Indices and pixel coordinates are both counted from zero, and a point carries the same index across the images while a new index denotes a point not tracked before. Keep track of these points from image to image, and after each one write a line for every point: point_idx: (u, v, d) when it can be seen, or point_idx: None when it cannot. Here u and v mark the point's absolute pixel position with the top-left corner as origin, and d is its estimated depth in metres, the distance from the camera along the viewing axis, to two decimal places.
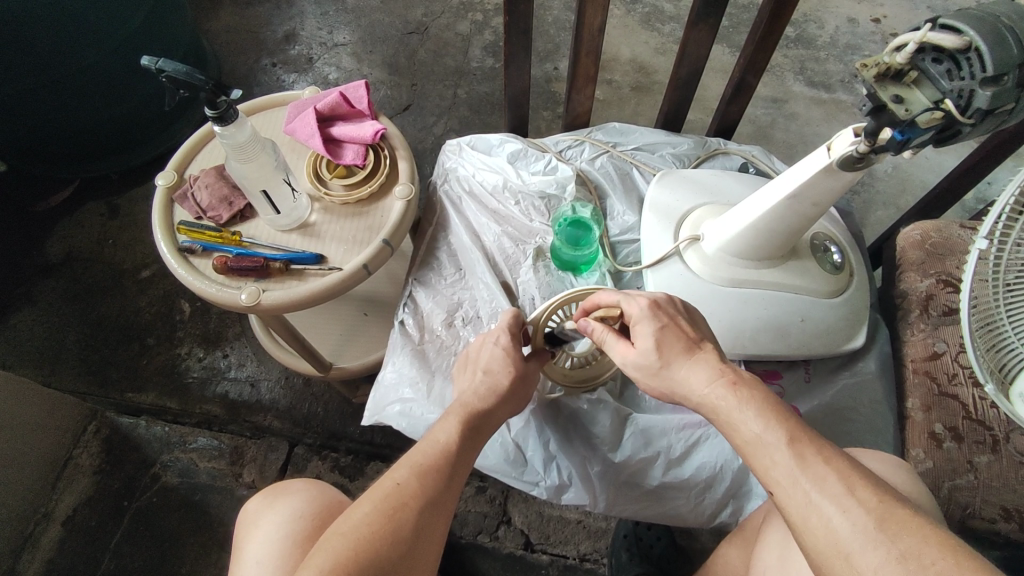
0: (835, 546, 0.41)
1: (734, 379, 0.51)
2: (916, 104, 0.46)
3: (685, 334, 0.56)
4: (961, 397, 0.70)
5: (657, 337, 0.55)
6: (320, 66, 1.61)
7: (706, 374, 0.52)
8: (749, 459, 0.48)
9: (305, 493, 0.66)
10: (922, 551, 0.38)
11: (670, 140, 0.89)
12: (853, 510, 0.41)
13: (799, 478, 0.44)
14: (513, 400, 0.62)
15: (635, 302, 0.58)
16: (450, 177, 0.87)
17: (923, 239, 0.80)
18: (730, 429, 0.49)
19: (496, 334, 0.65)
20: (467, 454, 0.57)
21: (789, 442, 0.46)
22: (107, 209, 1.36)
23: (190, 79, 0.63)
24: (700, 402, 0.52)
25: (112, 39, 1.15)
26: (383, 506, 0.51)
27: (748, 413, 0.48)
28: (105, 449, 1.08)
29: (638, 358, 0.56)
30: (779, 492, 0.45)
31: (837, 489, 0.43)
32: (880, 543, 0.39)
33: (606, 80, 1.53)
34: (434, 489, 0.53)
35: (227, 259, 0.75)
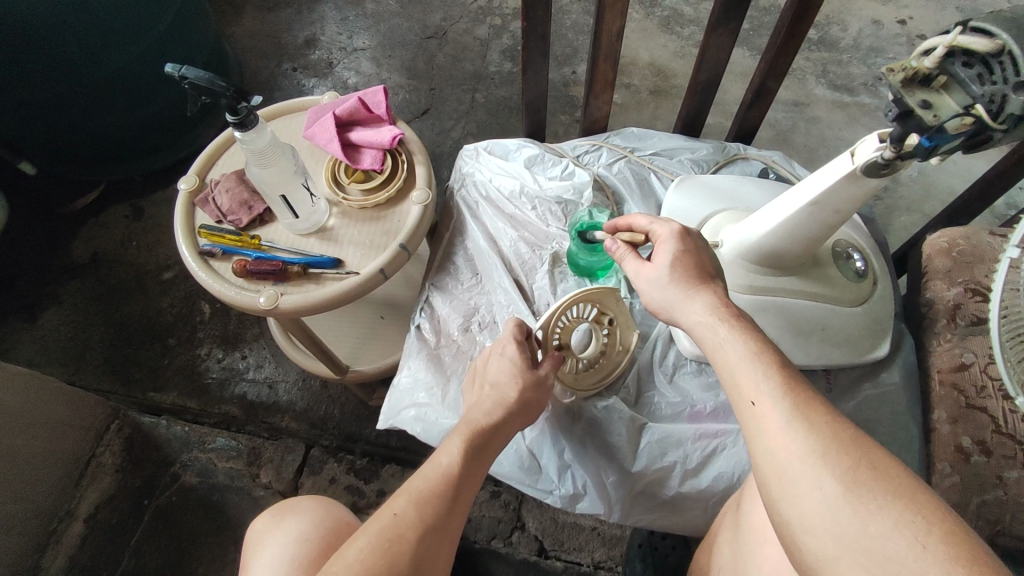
0: (810, 451, 0.40)
1: (733, 314, 0.50)
2: (945, 110, 0.44)
3: (702, 264, 0.56)
4: (991, 410, 0.68)
5: (675, 257, 0.56)
6: (340, 71, 1.63)
7: (710, 302, 0.52)
8: (729, 381, 0.47)
9: (314, 511, 0.66)
10: (885, 463, 0.38)
11: (689, 145, 0.88)
12: (826, 423, 0.41)
13: (781, 395, 0.43)
14: (524, 410, 0.62)
15: (667, 226, 0.59)
16: (467, 183, 0.86)
17: (950, 246, 0.78)
18: (717, 351, 0.48)
19: (502, 345, 0.65)
20: (470, 478, 0.56)
21: (777, 362, 0.45)
22: (132, 211, 1.39)
23: (212, 85, 0.63)
24: (694, 325, 0.51)
25: (139, 42, 1.17)
26: (382, 538, 0.49)
27: (739, 343, 0.47)
28: (126, 447, 1.09)
29: (652, 273, 0.56)
30: (763, 402, 0.43)
31: (817, 407, 0.42)
32: (850, 452, 0.39)
33: (624, 84, 1.53)
34: (437, 518, 0.52)
35: (246, 263, 0.76)
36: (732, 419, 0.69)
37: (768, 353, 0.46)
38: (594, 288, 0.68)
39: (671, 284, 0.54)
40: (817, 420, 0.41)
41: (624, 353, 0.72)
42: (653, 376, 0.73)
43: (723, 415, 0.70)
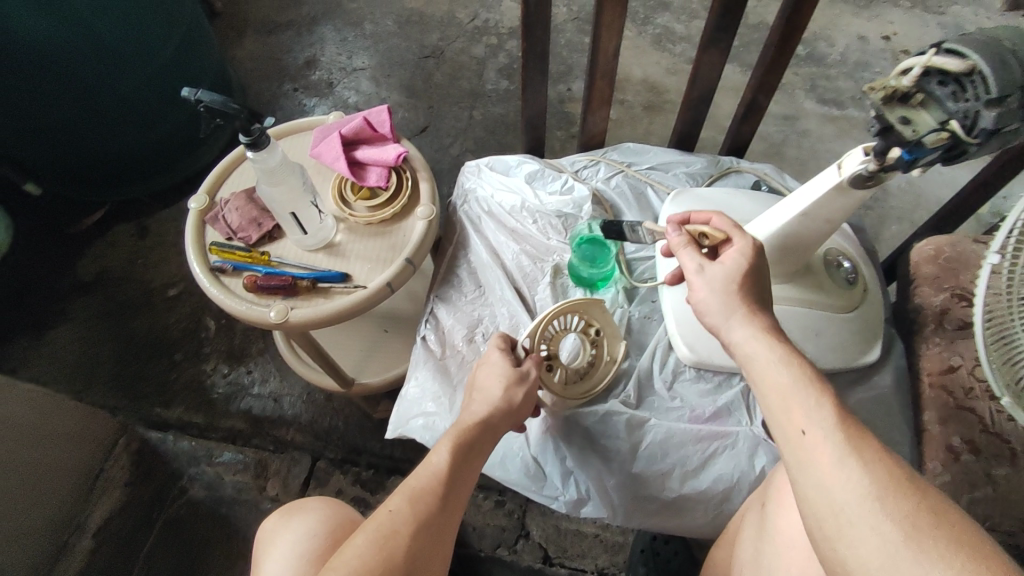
0: (864, 490, 0.40)
1: (779, 337, 0.51)
2: (923, 125, 0.47)
3: (760, 286, 0.57)
4: (978, 411, 0.71)
5: (743, 270, 0.57)
6: (340, 91, 1.66)
7: (762, 322, 0.53)
8: (779, 405, 0.47)
9: (320, 510, 0.67)
10: (945, 508, 0.38)
11: (683, 159, 0.91)
12: (880, 462, 0.41)
13: (835, 427, 0.43)
14: (510, 410, 0.63)
15: (744, 240, 0.60)
16: (469, 198, 0.89)
17: (936, 254, 0.82)
18: (764, 376, 0.49)
19: (488, 354, 0.68)
20: (462, 475, 0.57)
21: (823, 393, 0.45)
22: (137, 229, 1.41)
23: (227, 108, 0.65)
24: (740, 341, 0.52)
25: (148, 67, 1.21)
26: (376, 535, 0.51)
27: (790, 368, 0.48)
28: (135, 461, 1.09)
29: (722, 274, 0.57)
30: (812, 431, 0.44)
31: (870, 444, 0.42)
32: (909, 495, 0.39)
33: (618, 100, 1.57)
34: (428, 517, 0.53)
35: (256, 278, 0.79)
36: (731, 422, 0.71)
37: (820, 382, 0.46)
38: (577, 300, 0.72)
39: (737, 294, 0.55)
40: (870, 458, 0.41)
41: (611, 363, 0.73)
42: (652, 384, 0.74)
43: (722, 418, 0.72)
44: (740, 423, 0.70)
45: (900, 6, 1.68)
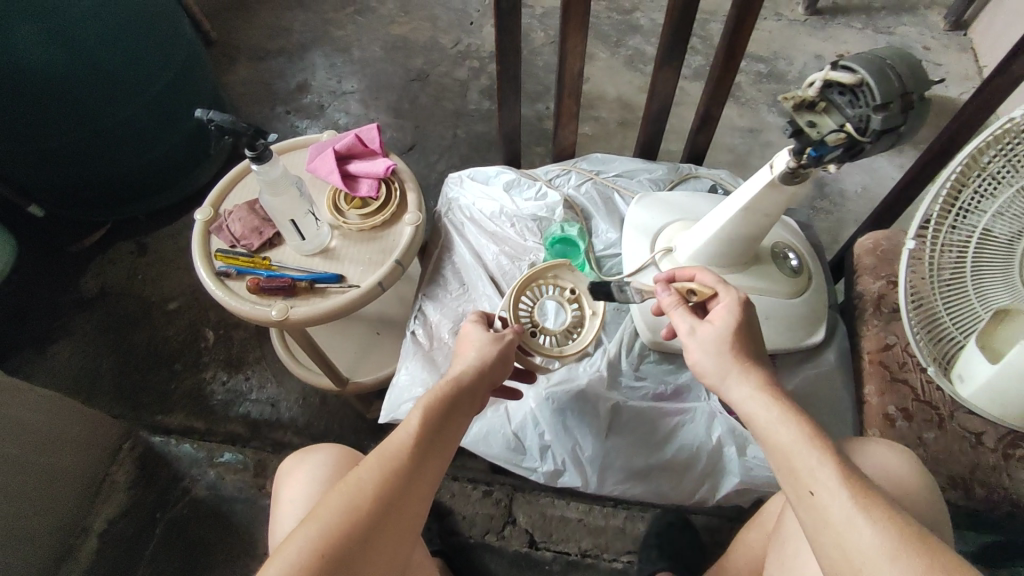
0: (876, 550, 0.44)
1: (778, 396, 0.55)
2: (826, 127, 0.56)
3: (752, 336, 0.60)
4: (911, 382, 0.80)
5: (735, 322, 0.60)
6: (331, 113, 1.76)
7: (758, 381, 0.56)
8: (789, 464, 0.51)
9: (333, 458, 0.74)
10: (947, 564, 0.43)
11: (647, 167, 1.00)
12: (887, 524, 0.45)
13: (842, 489, 0.48)
14: (490, 379, 0.64)
15: (731, 293, 0.63)
16: (453, 206, 0.97)
17: (874, 246, 0.92)
18: (769, 435, 0.53)
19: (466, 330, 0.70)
20: (436, 445, 0.58)
21: (830, 452, 0.50)
22: (137, 247, 1.48)
23: (235, 126, 0.73)
24: (742, 402, 0.56)
25: (142, 97, 1.29)
26: (349, 494, 0.54)
27: (792, 425, 0.52)
28: (139, 465, 1.16)
29: (711, 334, 0.60)
30: (821, 493, 0.48)
31: (877, 506, 0.46)
32: (913, 553, 0.44)
33: (593, 117, 1.68)
34: (400, 476, 0.55)
35: (259, 280, 0.87)
36: (691, 398, 0.79)
37: (821, 439, 0.51)
38: (541, 267, 0.77)
39: (729, 355, 0.58)
40: (877, 515, 0.46)
41: (594, 316, 0.77)
42: (620, 366, 0.81)
43: (684, 395, 0.79)
44: (699, 399, 0.78)
45: (852, 27, 1.82)
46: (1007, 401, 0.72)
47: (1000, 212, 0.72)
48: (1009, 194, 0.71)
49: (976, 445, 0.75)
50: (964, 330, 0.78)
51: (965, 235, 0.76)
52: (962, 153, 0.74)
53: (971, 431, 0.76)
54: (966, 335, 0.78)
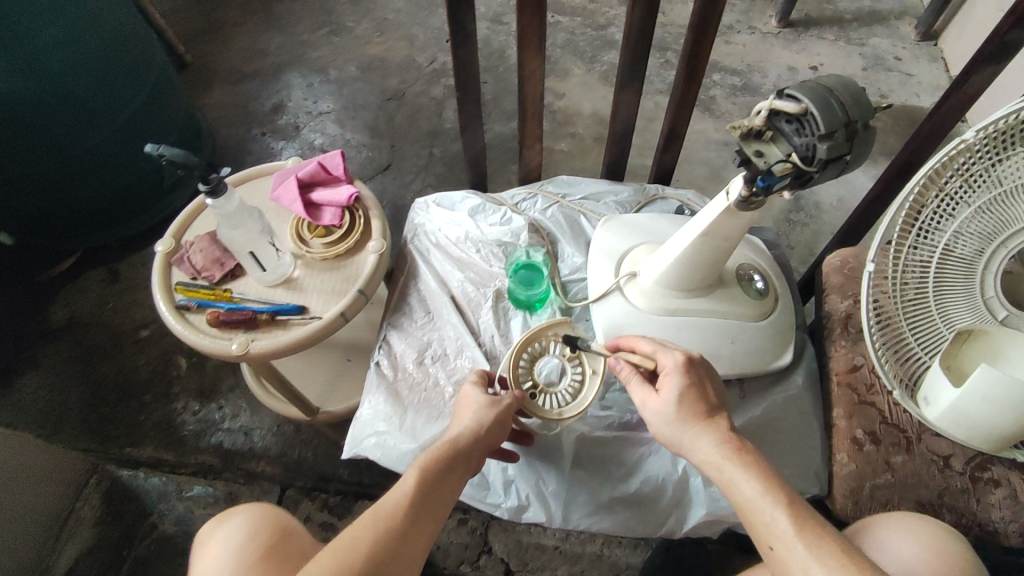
0: None
1: (736, 449, 0.60)
2: (772, 157, 0.56)
3: (706, 397, 0.64)
4: (878, 404, 0.79)
5: (680, 392, 0.64)
6: (306, 134, 1.75)
7: (715, 439, 0.61)
8: (750, 519, 0.57)
9: (255, 515, 0.72)
10: None
11: (613, 189, 1.00)
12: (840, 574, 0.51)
13: (797, 540, 0.53)
14: (484, 439, 0.67)
15: (671, 356, 0.67)
16: (418, 232, 0.96)
17: (842, 265, 0.92)
18: (732, 489, 0.58)
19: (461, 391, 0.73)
20: (428, 505, 0.60)
21: (787, 506, 0.55)
22: (108, 274, 1.46)
23: (188, 160, 0.71)
24: (706, 460, 0.61)
25: (111, 122, 1.27)
26: (340, 551, 0.55)
27: (749, 479, 0.57)
28: (105, 500, 1.16)
29: (658, 408, 0.64)
30: (779, 546, 0.54)
31: (831, 556, 0.52)
32: None
33: (569, 134, 1.68)
34: (392, 537, 0.56)
35: (219, 314, 0.85)
36: None
37: (776, 490, 0.57)
38: (544, 326, 0.77)
39: (676, 423, 0.63)
40: (831, 565, 0.51)
41: (595, 376, 0.76)
42: None
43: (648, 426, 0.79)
44: None
45: (825, 38, 1.83)
46: (973, 423, 0.71)
47: (960, 231, 0.72)
48: (968, 213, 0.71)
49: (944, 469, 0.74)
50: (929, 350, 0.77)
51: (926, 253, 0.76)
52: (919, 174, 0.75)
53: (939, 454, 0.75)
54: (931, 355, 0.77)
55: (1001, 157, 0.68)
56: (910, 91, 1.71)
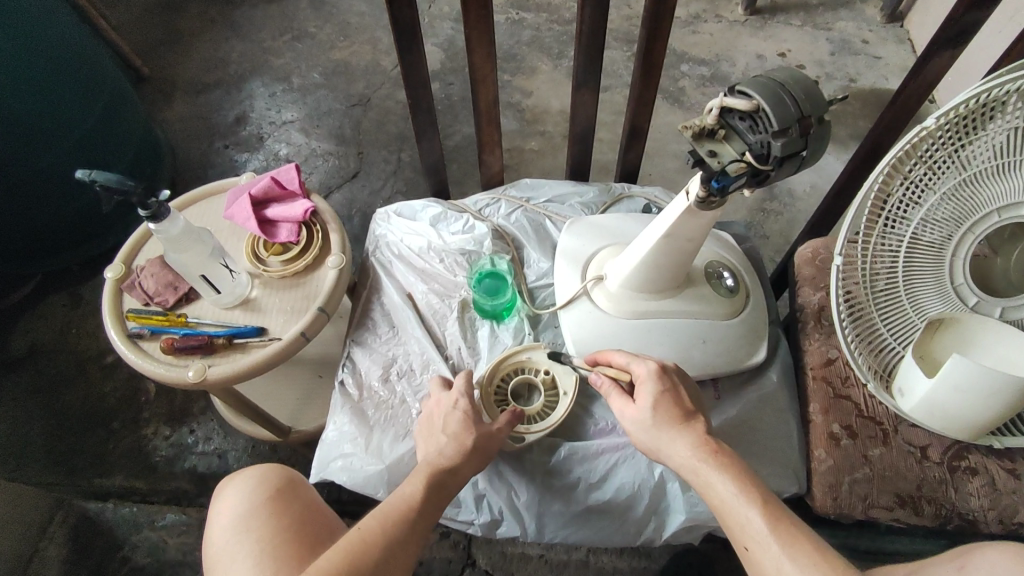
0: None
1: (711, 451, 0.59)
2: (726, 157, 0.54)
3: (681, 402, 0.64)
4: (853, 397, 0.78)
5: (656, 399, 0.64)
6: (271, 144, 1.70)
7: (691, 441, 0.60)
8: (727, 521, 0.56)
9: (263, 469, 0.71)
10: None
11: (577, 190, 0.97)
12: (810, 568, 0.49)
13: (771, 539, 0.52)
14: (478, 455, 0.65)
15: (644, 365, 0.67)
16: (380, 244, 0.93)
17: (812, 256, 0.90)
18: (708, 489, 0.58)
19: (455, 399, 0.69)
20: (430, 508, 0.61)
21: (764, 507, 0.54)
22: (70, 299, 1.41)
23: (123, 186, 0.68)
24: (683, 464, 0.60)
25: (64, 143, 1.22)
26: (341, 547, 0.55)
27: (726, 480, 0.57)
28: (72, 537, 1.12)
29: (636, 414, 0.64)
30: (755, 547, 0.53)
31: (809, 551, 0.51)
32: None
33: (539, 132, 1.65)
34: (396, 532, 0.57)
35: (173, 340, 0.81)
36: None
37: (749, 488, 0.56)
38: (516, 349, 0.80)
39: (654, 428, 0.63)
40: (805, 561, 0.50)
41: (566, 395, 0.76)
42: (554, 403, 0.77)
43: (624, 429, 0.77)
44: None
45: (792, 24, 1.82)
46: (948, 413, 0.70)
47: (927, 217, 0.71)
48: (934, 198, 0.70)
49: (921, 460, 0.73)
50: (902, 340, 0.76)
51: (895, 242, 0.74)
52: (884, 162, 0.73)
53: (916, 445, 0.74)
54: (904, 345, 0.76)
55: (963, 142, 0.67)
56: (878, 74, 1.71)
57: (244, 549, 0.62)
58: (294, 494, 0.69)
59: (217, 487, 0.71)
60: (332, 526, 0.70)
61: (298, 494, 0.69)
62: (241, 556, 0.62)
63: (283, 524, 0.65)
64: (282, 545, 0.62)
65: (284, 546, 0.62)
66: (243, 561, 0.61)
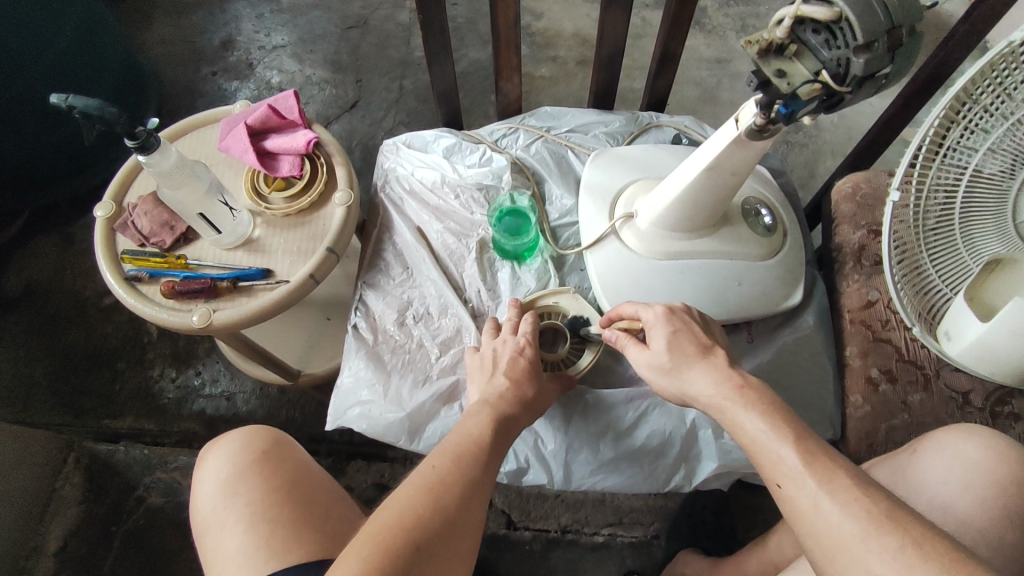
0: (840, 535, 0.43)
1: (739, 384, 0.54)
2: (798, 77, 0.47)
3: (698, 338, 0.59)
4: (894, 341, 0.75)
5: (670, 339, 0.59)
6: (262, 71, 1.59)
7: (714, 377, 0.55)
8: (757, 459, 0.50)
9: (247, 430, 0.68)
10: (928, 538, 0.41)
11: (602, 119, 0.90)
12: (854, 505, 0.44)
13: (806, 474, 0.46)
14: (528, 406, 0.63)
15: (652, 310, 0.62)
16: (390, 179, 0.87)
17: (854, 191, 0.84)
18: (736, 428, 0.52)
19: (519, 344, 0.67)
20: (497, 444, 0.58)
21: (796, 441, 0.48)
22: (61, 238, 1.34)
23: (105, 113, 0.60)
24: (709, 402, 0.55)
25: (37, 68, 1.12)
26: (423, 484, 0.51)
27: (754, 417, 0.51)
28: (87, 478, 1.10)
29: (651, 360, 0.60)
30: (787, 484, 0.47)
31: (846, 486, 0.45)
32: (890, 532, 0.42)
33: (550, 57, 1.54)
34: (471, 465, 0.54)
35: (174, 284, 0.76)
36: None
37: (782, 420, 0.50)
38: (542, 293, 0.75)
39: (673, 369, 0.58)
40: (844, 494, 0.44)
41: (593, 346, 0.73)
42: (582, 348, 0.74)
43: None
44: None
45: None
46: (998, 360, 0.66)
47: (992, 149, 0.64)
48: (1004, 128, 0.63)
49: (963, 406, 0.71)
50: (952, 285, 0.72)
51: (953, 177, 0.68)
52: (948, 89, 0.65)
53: (958, 391, 0.71)
54: (954, 290, 0.72)
55: None
56: None
57: (233, 515, 0.60)
58: (279, 456, 0.65)
59: (204, 448, 0.68)
60: (326, 482, 0.67)
61: (286, 454, 0.66)
62: (231, 524, 0.60)
63: (271, 487, 0.62)
64: (272, 508, 0.60)
65: (275, 510, 0.60)
66: (233, 527, 0.60)
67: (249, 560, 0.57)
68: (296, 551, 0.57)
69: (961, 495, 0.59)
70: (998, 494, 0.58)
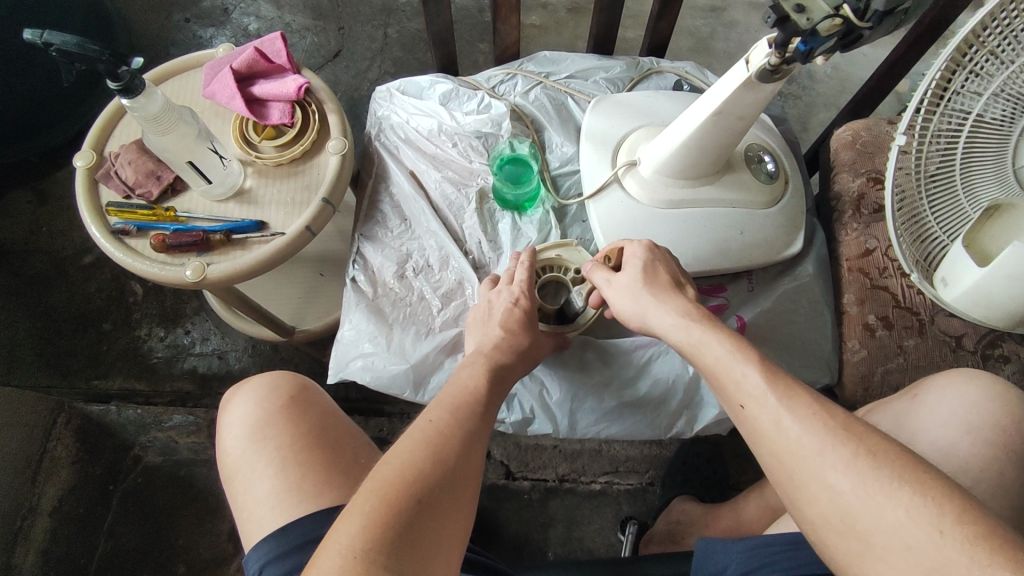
0: (792, 450, 0.44)
1: (703, 315, 0.55)
2: (817, 13, 0.46)
3: (673, 273, 0.60)
4: (891, 288, 0.76)
5: (645, 263, 0.60)
6: (237, 18, 1.51)
7: (682, 305, 0.56)
8: (715, 380, 0.50)
9: (272, 376, 0.66)
10: (882, 447, 0.42)
11: (602, 65, 0.87)
12: (812, 421, 0.44)
13: (765, 392, 0.46)
14: (525, 356, 0.64)
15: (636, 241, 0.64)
16: (384, 127, 0.84)
17: (853, 139, 0.84)
18: (697, 355, 0.52)
19: (516, 296, 0.66)
20: (494, 395, 0.58)
21: (759, 363, 0.48)
22: (34, 195, 1.28)
23: (84, 50, 0.57)
24: (671, 328, 0.55)
25: None
26: (422, 438, 0.51)
27: (716, 341, 0.51)
28: (80, 438, 1.08)
29: (621, 282, 0.61)
30: (749, 403, 0.47)
31: (805, 404, 0.45)
32: (846, 445, 0.42)
33: (541, 5, 1.48)
34: (469, 417, 0.54)
35: (164, 237, 0.73)
36: None
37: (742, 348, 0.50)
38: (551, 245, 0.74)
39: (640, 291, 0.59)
40: (805, 412, 0.44)
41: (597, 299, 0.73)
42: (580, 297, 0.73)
43: None
44: None
45: None
46: (992, 303, 0.68)
47: (996, 93, 0.64)
48: (1007, 72, 0.62)
49: (956, 349, 0.72)
50: (950, 232, 0.72)
51: (955, 123, 0.67)
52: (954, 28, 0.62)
53: (951, 335, 0.73)
54: (950, 237, 0.72)
55: None
56: None
57: (264, 458, 0.60)
58: (307, 403, 0.65)
59: (224, 393, 0.67)
60: (350, 428, 0.67)
61: (312, 400, 0.65)
62: (262, 469, 0.59)
63: (301, 433, 0.62)
64: (303, 454, 0.60)
65: (306, 454, 0.60)
66: (264, 470, 0.59)
67: (281, 503, 0.57)
68: (326, 494, 0.58)
69: (962, 437, 0.60)
70: (999, 431, 0.59)
